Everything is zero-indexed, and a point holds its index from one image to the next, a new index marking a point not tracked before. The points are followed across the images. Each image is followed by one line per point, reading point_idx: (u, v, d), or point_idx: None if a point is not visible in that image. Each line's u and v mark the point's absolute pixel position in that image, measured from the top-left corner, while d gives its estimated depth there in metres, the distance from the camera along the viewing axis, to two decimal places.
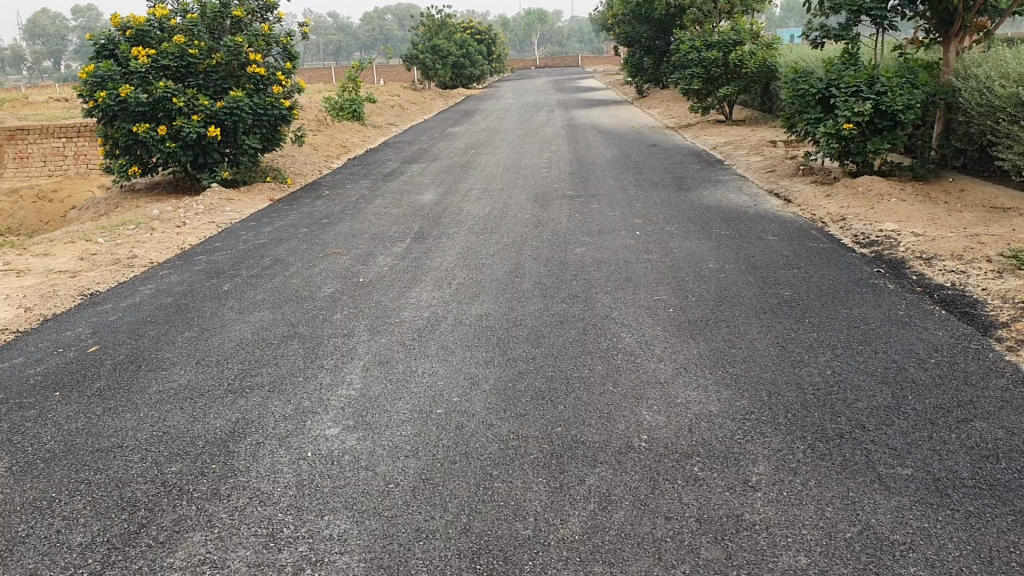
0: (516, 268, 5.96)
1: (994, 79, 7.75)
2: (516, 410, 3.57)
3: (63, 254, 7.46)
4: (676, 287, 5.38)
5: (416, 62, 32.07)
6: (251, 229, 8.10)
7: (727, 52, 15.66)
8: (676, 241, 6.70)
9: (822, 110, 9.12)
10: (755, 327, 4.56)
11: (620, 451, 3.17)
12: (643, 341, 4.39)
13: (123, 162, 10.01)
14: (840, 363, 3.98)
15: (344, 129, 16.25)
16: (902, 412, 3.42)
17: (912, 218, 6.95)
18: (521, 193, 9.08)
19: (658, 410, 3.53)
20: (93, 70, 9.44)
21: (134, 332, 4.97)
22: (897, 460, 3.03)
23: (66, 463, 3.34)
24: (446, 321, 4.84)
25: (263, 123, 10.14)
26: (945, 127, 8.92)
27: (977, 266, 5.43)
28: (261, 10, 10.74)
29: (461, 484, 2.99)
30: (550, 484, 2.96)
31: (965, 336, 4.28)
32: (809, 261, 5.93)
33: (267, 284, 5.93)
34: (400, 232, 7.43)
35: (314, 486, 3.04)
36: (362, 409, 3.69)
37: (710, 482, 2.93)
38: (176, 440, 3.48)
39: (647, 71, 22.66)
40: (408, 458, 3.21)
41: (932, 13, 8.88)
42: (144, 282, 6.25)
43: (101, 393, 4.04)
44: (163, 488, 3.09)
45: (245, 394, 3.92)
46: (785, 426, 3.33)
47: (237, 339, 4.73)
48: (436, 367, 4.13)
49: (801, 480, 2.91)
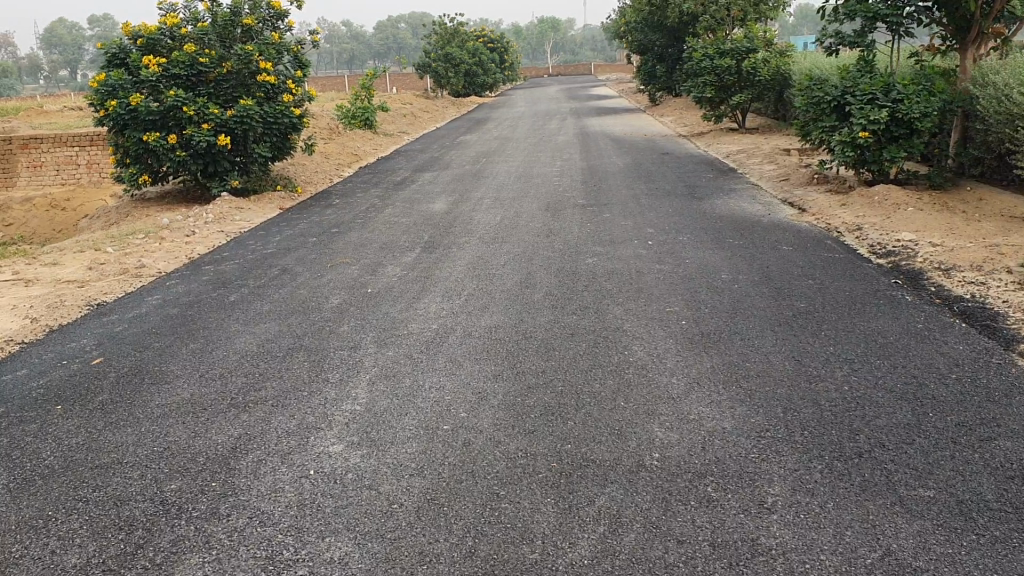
0: (526, 278, 5.88)
1: (1013, 87, 7.63)
2: (524, 427, 3.48)
3: (72, 263, 7.43)
4: (689, 298, 5.29)
5: (428, 70, 31.83)
6: (260, 239, 8.04)
7: (740, 60, 15.55)
8: (688, 251, 6.61)
9: (837, 118, 9.00)
10: (770, 340, 4.46)
11: (631, 470, 3.08)
12: (655, 354, 4.30)
13: (133, 171, 9.94)
14: (858, 378, 3.88)
15: (356, 138, 16.23)
16: (923, 430, 3.31)
17: (929, 227, 6.83)
18: (533, 203, 9.00)
19: (671, 427, 3.44)
20: (104, 78, 9.36)
21: (139, 344, 4.90)
22: (918, 481, 2.93)
23: (65, 480, 3.27)
24: (454, 333, 4.75)
25: (274, 132, 10.11)
26: (963, 134, 8.79)
27: (998, 277, 5.32)
28: (272, 18, 10.67)
29: (466, 505, 2.90)
30: (558, 505, 2.87)
31: (986, 350, 4.17)
32: (825, 272, 5.82)
33: (273, 295, 5.86)
34: (409, 242, 7.36)
35: (316, 506, 2.96)
36: (367, 425, 3.61)
37: (724, 504, 2.83)
38: (176, 457, 3.40)
39: (659, 79, 22.58)
40: (413, 477, 3.12)
41: (948, 19, 8.73)
42: (151, 292, 6.19)
43: (103, 407, 3.97)
44: (162, 507, 3.02)
45: (248, 409, 3.84)
46: (802, 444, 3.23)
47: (243, 351, 4.67)
48: (444, 381, 4.04)
49: (818, 502, 2.81)
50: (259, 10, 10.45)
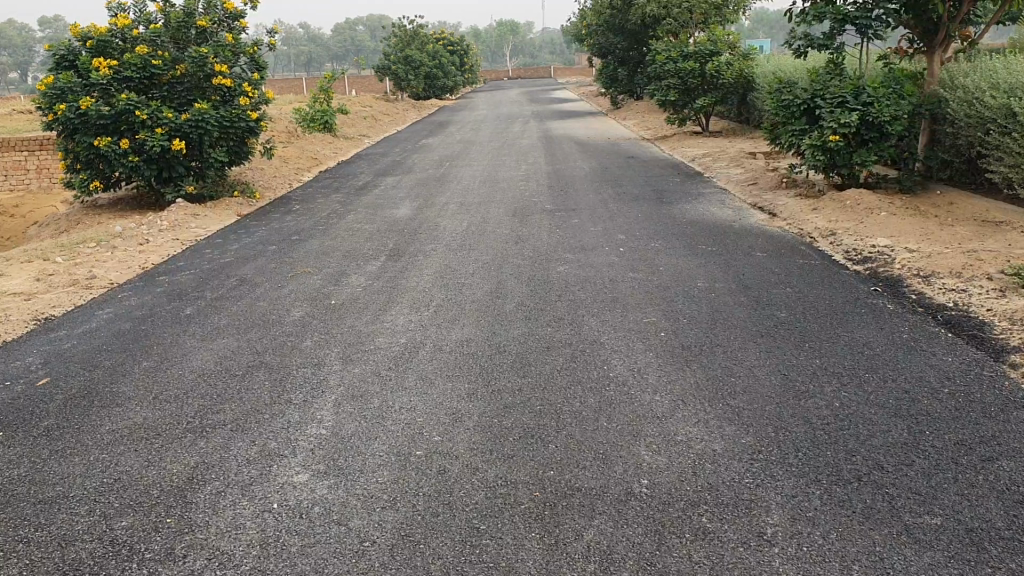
0: (497, 288, 5.67)
1: (985, 90, 7.56)
2: (503, 452, 3.26)
3: (18, 275, 7.07)
4: (666, 308, 5.11)
5: (388, 72, 31.37)
6: (217, 247, 7.74)
7: (704, 62, 15.45)
8: (661, 258, 6.44)
9: (807, 122, 8.88)
10: (754, 353, 4.28)
11: (619, 500, 2.88)
12: (636, 369, 4.11)
13: (83, 177, 9.56)
14: (847, 394, 3.71)
15: (315, 141, 15.88)
16: (922, 450, 3.16)
17: (904, 232, 6.72)
18: (499, 208, 8.80)
19: (659, 450, 3.25)
20: (51, 81, 8.97)
21: (88, 363, 4.61)
22: (922, 507, 2.77)
23: (4, 517, 3.00)
24: (424, 348, 4.53)
25: (230, 136, 9.79)
26: (930, 138, 8.73)
27: (978, 284, 5.21)
28: (226, 19, 10.32)
29: (445, 542, 2.68)
30: (544, 541, 2.66)
31: (976, 362, 4.04)
32: (802, 279, 5.68)
33: (230, 308, 5.58)
34: (373, 249, 7.11)
35: (281, 545, 2.73)
36: (334, 452, 3.37)
37: (721, 536, 2.64)
38: (128, 489, 3.15)
39: (622, 82, 22.49)
40: (385, 510, 2.90)
41: (915, 22, 8.67)
42: (103, 305, 5.89)
43: (48, 433, 3.70)
44: (111, 548, 2.76)
45: (206, 434, 3.59)
46: (797, 468, 3.05)
47: (199, 370, 4.40)
48: (415, 401, 3.82)
49: (821, 533, 2.64)
50: (213, 11, 10.12)
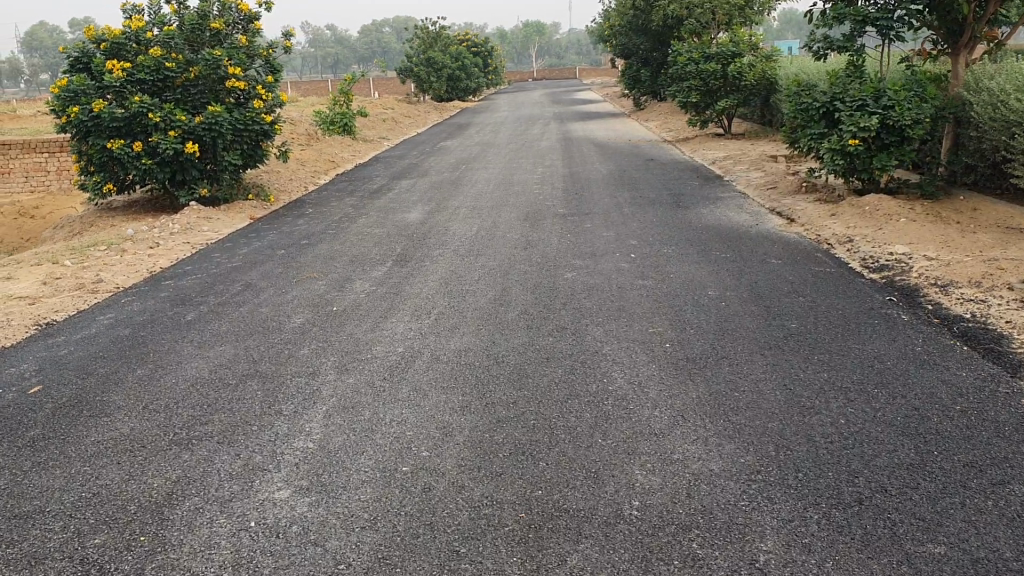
0: (501, 295, 5.56)
1: (1009, 92, 7.36)
2: (490, 469, 3.15)
3: (26, 278, 7.06)
4: (673, 318, 4.98)
5: (411, 74, 31.37)
6: (226, 251, 7.69)
7: (727, 64, 15.24)
8: (672, 264, 6.31)
9: (826, 125, 8.69)
10: (760, 366, 4.13)
11: (607, 523, 2.76)
12: (636, 383, 3.98)
13: (97, 180, 9.54)
14: (854, 410, 3.57)
15: (334, 144, 15.84)
16: (929, 472, 3.01)
17: (923, 239, 6.54)
18: (512, 212, 8.68)
19: (653, 469, 3.13)
20: (65, 84, 8.97)
21: (83, 370, 4.55)
22: (925, 534, 2.63)
23: None
24: (421, 357, 4.44)
25: (243, 139, 9.73)
26: (954, 142, 8.53)
27: (998, 294, 5.04)
28: (241, 21, 10.28)
29: (422, 566, 2.58)
30: (525, 566, 2.55)
31: (991, 377, 3.88)
32: (815, 289, 5.52)
33: (232, 314, 5.52)
34: (381, 254, 7.02)
35: (253, 567, 2.63)
36: (318, 467, 3.28)
37: (711, 564, 2.52)
38: (106, 504, 3.07)
39: (644, 83, 22.30)
40: (364, 530, 2.79)
41: (939, 23, 8.46)
42: (105, 310, 5.84)
43: (32, 444, 3.63)
44: (81, 566, 2.68)
45: (191, 447, 3.51)
46: (796, 490, 2.92)
47: (193, 378, 4.33)
48: (406, 414, 3.72)
49: (816, 561, 2.51)
50: (228, 13, 10.09)
